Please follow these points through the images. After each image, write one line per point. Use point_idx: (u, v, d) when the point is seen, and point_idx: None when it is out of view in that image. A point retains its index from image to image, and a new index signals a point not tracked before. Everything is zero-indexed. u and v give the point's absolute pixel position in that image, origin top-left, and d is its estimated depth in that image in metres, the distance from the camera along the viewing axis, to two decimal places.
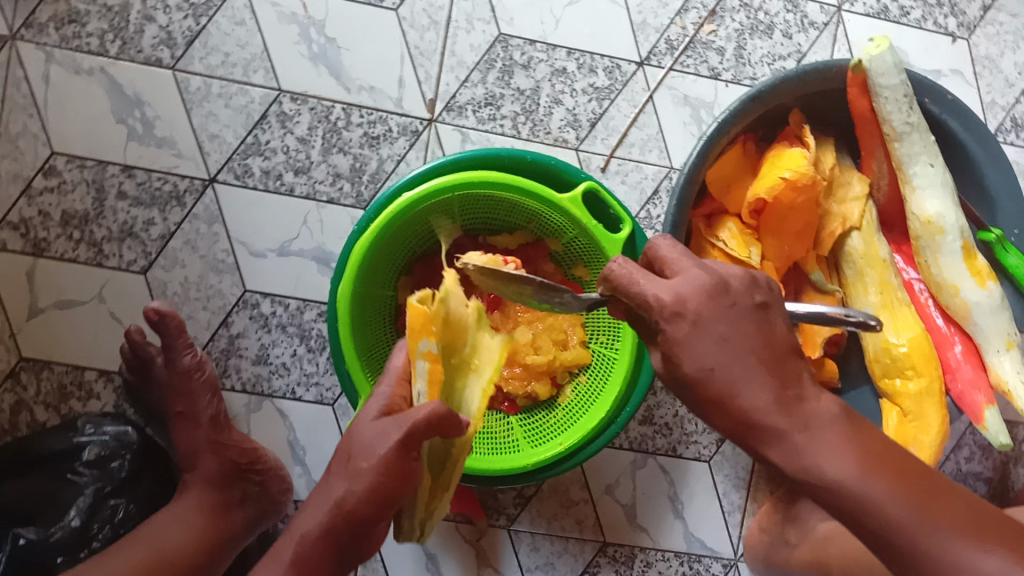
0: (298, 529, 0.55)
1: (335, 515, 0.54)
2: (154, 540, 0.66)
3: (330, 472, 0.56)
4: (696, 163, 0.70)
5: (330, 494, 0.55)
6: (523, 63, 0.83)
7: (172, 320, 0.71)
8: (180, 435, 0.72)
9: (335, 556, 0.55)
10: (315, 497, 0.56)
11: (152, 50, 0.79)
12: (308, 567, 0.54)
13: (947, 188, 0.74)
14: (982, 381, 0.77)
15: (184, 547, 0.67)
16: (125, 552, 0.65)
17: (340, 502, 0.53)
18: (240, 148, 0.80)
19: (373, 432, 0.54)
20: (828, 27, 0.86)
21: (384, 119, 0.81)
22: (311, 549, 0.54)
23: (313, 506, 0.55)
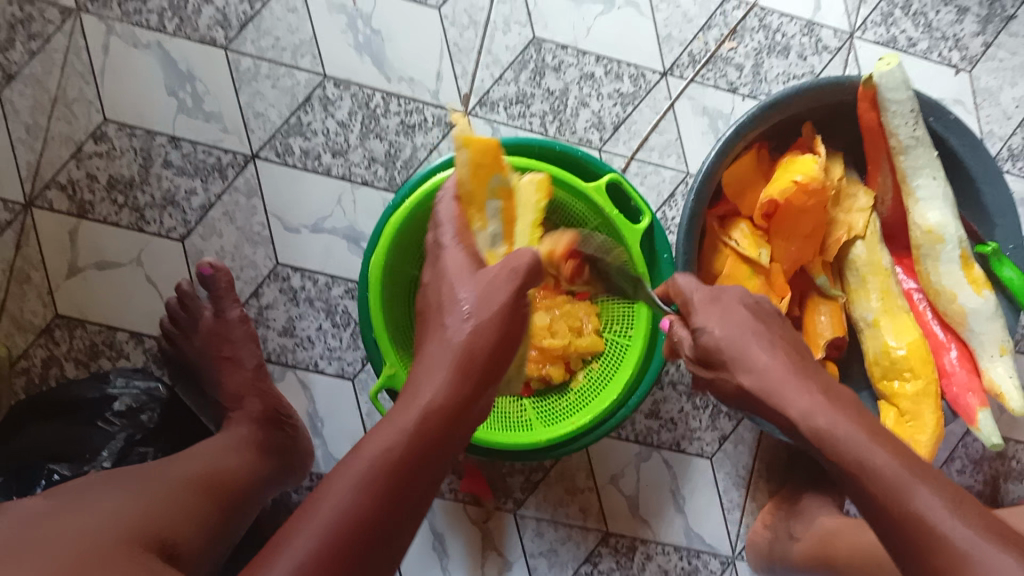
0: (417, 397, 0.48)
1: (463, 370, 0.49)
2: (214, 459, 0.67)
3: (432, 340, 0.51)
4: (714, 163, 0.76)
5: (449, 347, 0.50)
6: (555, 65, 0.88)
7: (224, 275, 0.77)
8: (223, 379, 0.76)
9: (457, 427, 0.49)
10: (427, 354, 0.51)
11: (207, 30, 0.84)
12: (432, 438, 0.47)
13: (948, 200, 0.79)
14: (977, 385, 0.81)
15: (240, 470, 0.68)
16: (184, 462, 0.65)
17: (469, 354, 0.50)
18: (283, 128, 0.84)
19: (481, 285, 0.51)
20: (840, 52, 0.91)
21: (420, 110, 0.86)
22: (438, 417, 0.48)
23: (428, 367, 0.50)
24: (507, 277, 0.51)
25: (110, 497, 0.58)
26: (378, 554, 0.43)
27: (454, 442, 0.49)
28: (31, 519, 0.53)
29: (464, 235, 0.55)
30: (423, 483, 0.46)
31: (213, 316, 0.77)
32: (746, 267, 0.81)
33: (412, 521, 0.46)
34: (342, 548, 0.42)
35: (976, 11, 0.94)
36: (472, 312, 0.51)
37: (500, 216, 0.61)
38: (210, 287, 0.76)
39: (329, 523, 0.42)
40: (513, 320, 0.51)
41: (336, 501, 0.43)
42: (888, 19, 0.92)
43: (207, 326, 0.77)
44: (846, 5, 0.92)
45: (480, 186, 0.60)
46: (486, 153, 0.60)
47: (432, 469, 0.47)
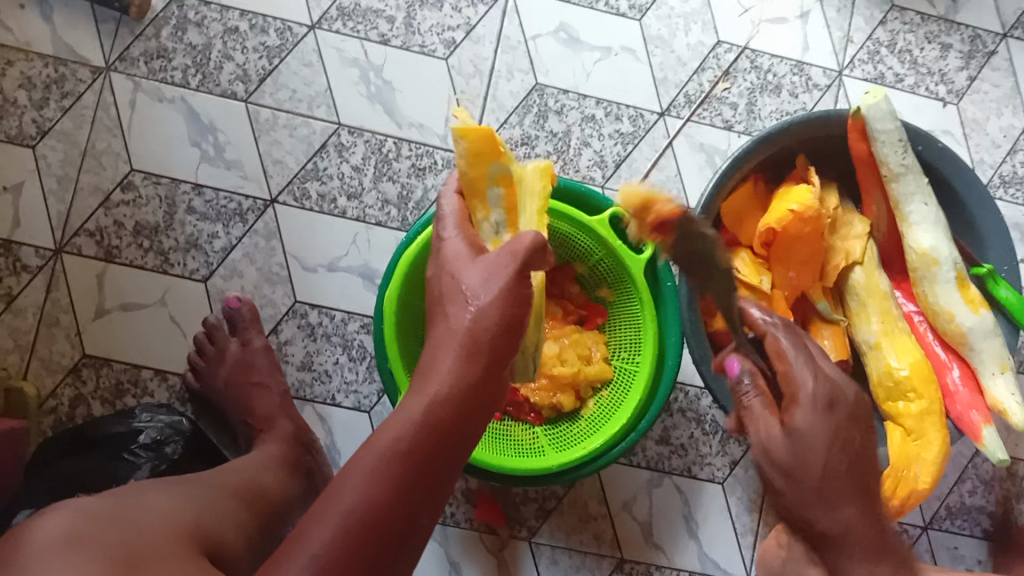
0: (426, 389, 0.54)
1: (469, 356, 0.54)
2: (253, 474, 0.71)
3: (441, 326, 0.57)
4: (711, 196, 0.80)
5: (453, 335, 0.56)
6: (557, 109, 0.92)
7: (247, 307, 0.83)
8: (255, 404, 0.81)
9: (466, 415, 0.53)
10: (436, 345, 0.56)
11: (229, 84, 0.89)
12: (440, 426, 0.52)
13: (940, 224, 0.82)
14: (980, 403, 0.82)
15: (273, 483, 0.72)
16: (223, 473, 0.70)
17: (472, 338, 0.55)
18: (300, 173, 0.88)
19: (481, 275, 0.57)
20: (830, 89, 0.96)
21: (430, 153, 0.90)
22: (445, 407, 0.52)
23: (438, 356, 0.55)
24: (506, 262, 0.56)
25: (173, 491, 0.62)
26: (390, 543, 0.48)
27: (465, 433, 0.54)
28: (96, 513, 0.55)
29: (463, 227, 0.63)
30: (433, 476, 0.51)
31: (239, 347, 0.82)
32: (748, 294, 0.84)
33: (425, 511, 0.50)
34: (353, 539, 0.46)
35: (959, 47, 0.98)
36: (473, 303, 0.56)
37: (502, 204, 0.67)
38: (235, 319, 0.83)
39: (343, 515, 0.47)
40: (513, 305, 0.56)
41: (349, 497, 0.48)
42: (875, 57, 0.97)
43: (233, 355, 0.82)
44: (833, 45, 0.96)
45: (480, 176, 0.66)
46: (481, 142, 0.65)
47: (444, 459, 0.52)
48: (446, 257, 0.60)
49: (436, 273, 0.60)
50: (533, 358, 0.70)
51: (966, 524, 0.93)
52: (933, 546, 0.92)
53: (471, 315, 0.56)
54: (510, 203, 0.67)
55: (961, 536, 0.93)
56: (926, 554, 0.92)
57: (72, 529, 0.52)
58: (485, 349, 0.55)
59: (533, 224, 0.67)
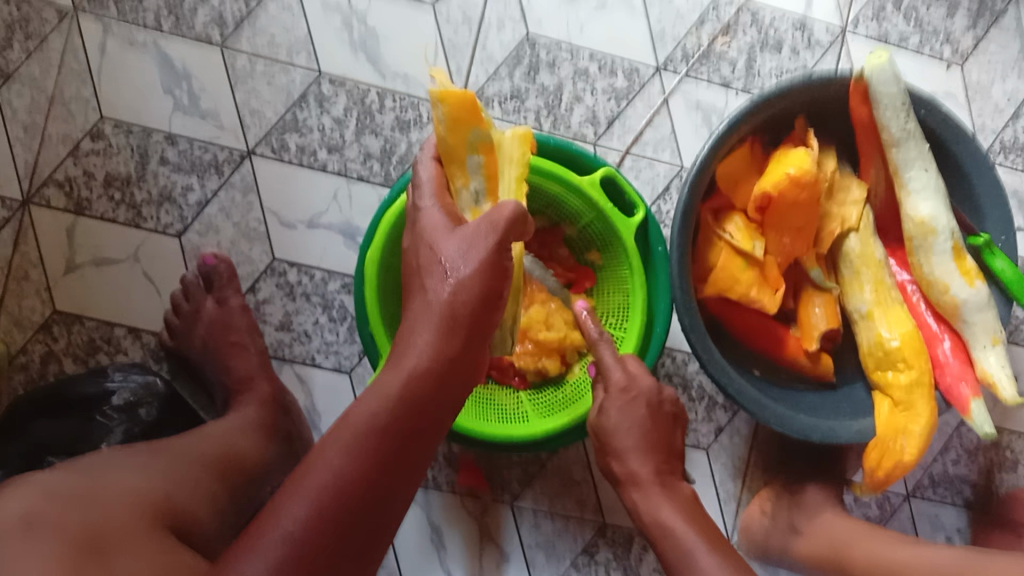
0: (404, 364, 0.53)
1: (449, 330, 0.54)
2: (225, 439, 0.70)
3: (421, 296, 0.56)
4: (707, 157, 0.77)
5: (431, 308, 0.54)
6: (549, 62, 0.89)
7: (223, 263, 0.81)
8: (233, 365, 0.78)
9: (444, 389, 0.53)
10: (414, 319, 0.55)
11: (203, 28, 0.85)
12: (416, 402, 0.52)
13: (940, 193, 0.80)
14: (969, 375, 0.81)
15: (251, 451, 0.70)
16: (200, 441, 0.68)
17: (450, 311, 0.54)
18: (279, 124, 0.85)
19: (459, 245, 0.55)
20: (832, 47, 0.92)
21: (416, 106, 0.86)
22: (422, 383, 0.52)
23: (416, 329, 0.54)
24: (483, 233, 0.54)
25: (143, 466, 0.61)
26: (370, 518, 0.48)
27: (441, 409, 0.53)
28: (64, 495, 0.53)
29: (441, 195, 0.61)
30: (414, 448, 0.51)
31: (214, 305, 0.80)
32: (741, 260, 0.82)
33: (406, 483, 0.50)
34: (325, 514, 0.45)
35: (967, 5, 0.95)
36: (452, 275, 0.54)
37: (481, 172, 0.64)
38: (211, 277, 0.81)
39: (317, 490, 0.46)
40: (493, 275, 0.54)
41: (321, 473, 0.47)
42: (880, 14, 0.93)
43: (209, 314, 0.79)
44: (838, 0, 0.93)
45: (459, 142, 0.63)
46: (462, 106, 0.61)
47: (421, 433, 0.51)
48: (422, 226, 0.59)
49: (413, 245, 0.59)
50: (511, 330, 0.67)
51: (948, 492, 0.93)
52: (914, 514, 0.92)
53: (447, 287, 0.54)
54: (490, 170, 0.64)
55: (942, 504, 0.93)
56: (906, 523, 0.92)
57: (28, 513, 0.50)
58: (464, 322, 0.54)
59: (511, 192, 0.64)
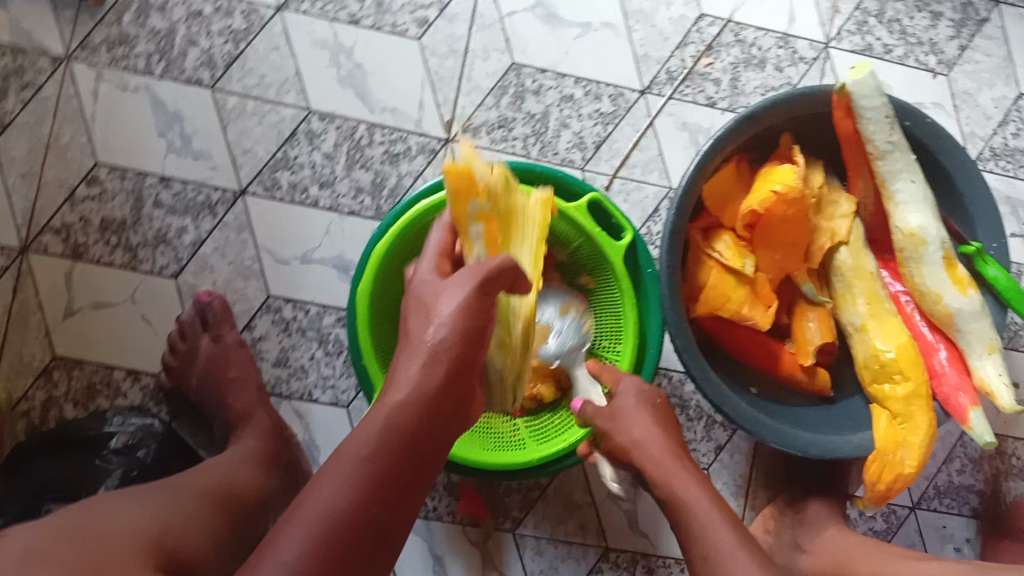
0: (392, 400, 0.54)
1: (436, 364, 0.55)
2: (223, 473, 0.70)
3: (410, 337, 0.57)
4: (693, 177, 0.77)
5: (419, 346, 0.56)
6: (534, 89, 0.89)
7: (217, 301, 0.82)
8: (230, 402, 0.79)
9: (434, 422, 0.54)
10: (401, 357, 0.57)
11: (194, 71, 0.86)
12: (407, 434, 0.53)
13: (928, 203, 0.80)
14: (967, 385, 0.80)
15: (249, 486, 0.71)
16: (200, 476, 0.69)
17: (438, 347, 0.55)
18: (270, 162, 0.86)
19: (449, 289, 0.58)
20: (816, 62, 0.93)
21: (404, 138, 0.87)
22: (412, 416, 0.53)
23: (405, 365, 0.56)
24: (467, 279, 0.57)
25: (146, 501, 0.62)
26: (369, 547, 0.48)
27: (434, 443, 0.54)
28: (67, 533, 0.53)
29: (441, 260, 0.64)
30: (405, 482, 0.51)
31: (210, 343, 0.80)
32: (731, 278, 0.82)
33: (404, 515, 0.51)
34: (326, 544, 0.46)
35: (950, 15, 0.95)
36: (440, 313, 0.57)
37: (483, 240, 0.67)
38: (206, 315, 0.81)
39: (317, 521, 0.47)
40: (477, 312, 0.57)
41: (321, 506, 0.47)
42: (863, 27, 0.94)
43: (206, 352, 0.80)
44: (820, 16, 0.93)
45: (461, 212, 0.66)
46: (461, 180, 0.65)
47: (416, 464, 0.52)
48: (415, 286, 0.61)
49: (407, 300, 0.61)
50: (512, 385, 0.72)
51: (954, 502, 0.92)
52: (921, 525, 0.91)
53: (434, 326, 0.56)
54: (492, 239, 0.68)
55: (950, 514, 0.92)
56: (913, 534, 0.91)
57: (32, 553, 0.50)
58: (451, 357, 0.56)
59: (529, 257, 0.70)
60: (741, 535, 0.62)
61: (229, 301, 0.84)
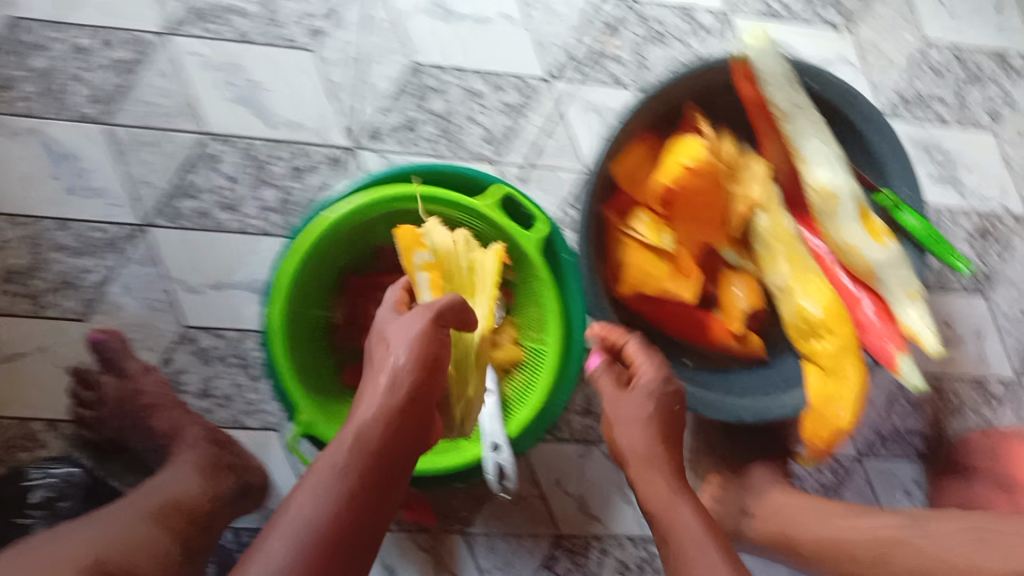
0: (356, 420, 0.62)
1: (392, 389, 0.63)
2: (163, 490, 0.70)
3: (372, 369, 0.66)
4: (604, 159, 0.77)
5: (378, 378, 0.64)
6: (438, 87, 0.88)
7: (116, 339, 0.79)
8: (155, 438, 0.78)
9: (397, 436, 0.61)
10: (366, 387, 0.65)
11: (82, 107, 0.84)
12: (372, 449, 0.59)
13: (838, 158, 0.79)
14: (893, 333, 0.80)
15: (197, 497, 0.71)
16: (139, 498, 0.68)
17: (394, 373, 0.63)
18: (171, 191, 0.84)
19: (403, 324, 0.66)
20: (720, 32, 0.92)
21: (307, 151, 0.85)
22: (376, 431, 0.60)
23: (368, 392, 0.64)
24: (421, 314, 0.66)
25: (79, 530, 0.62)
26: (346, 550, 0.55)
27: (399, 455, 0.61)
28: None
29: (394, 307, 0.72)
30: (377, 488, 0.58)
31: (116, 381, 0.79)
32: (652, 256, 0.82)
33: (381, 518, 0.59)
34: (308, 543, 0.53)
35: None
36: (393, 348, 0.65)
37: (430, 290, 0.76)
38: (107, 352, 0.79)
39: (297, 526, 0.54)
40: (428, 343, 0.65)
41: (299, 515, 0.55)
42: None
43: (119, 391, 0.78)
44: None
45: (411, 267, 0.76)
46: (409, 238, 0.76)
47: (384, 472, 0.59)
48: (376, 322, 0.70)
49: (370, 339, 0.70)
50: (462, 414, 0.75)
51: (899, 448, 0.92)
52: (869, 473, 0.91)
53: (390, 359, 0.64)
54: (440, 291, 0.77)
55: (895, 460, 0.92)
56: (862, 483, 0.91)
57: None
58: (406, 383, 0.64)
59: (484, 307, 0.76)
60: (676, 487, 0.73)
61: (145, 337, 0.82)
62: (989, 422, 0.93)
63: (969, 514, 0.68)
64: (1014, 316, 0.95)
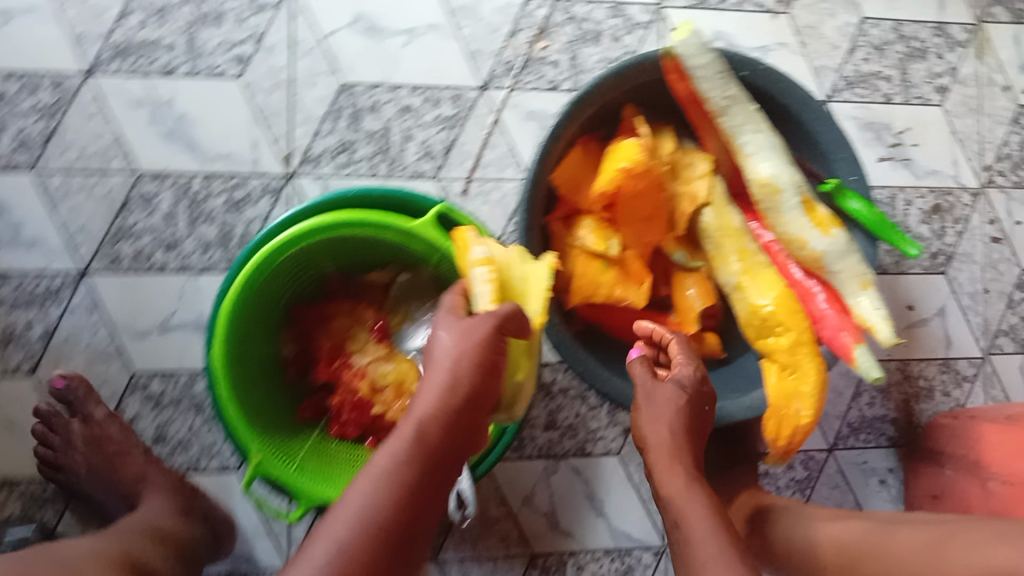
0: (413, 414, 0.60)
1: (451, 392, 0.61)
2: (143, 522, 0.71)
3: (432, 359, 0.63)
4: (539, 169, 0.75)
5: (435, 375, 0.62)
6: (370, 106, 0.86)
7: (78, 384, 0.77)
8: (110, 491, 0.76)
9: (454, 439, 0.60)
10: (425, 379, 0.63)
11: (9, 157, 0.82)
12: (431, 451, 0.58)
13: (777, 150, 0.78)
14: (848, 323, 0.79)
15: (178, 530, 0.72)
16: (124, 529, 0.69)
17: (454, 375, 0.61)
18: (108, 235, 0.82)
19: (462, 327, 0.63)
20: (652, 25, 0.91)
21: (244, 183, 0.83)
22: (433, 431, 0.59)
23: (426, 385, 0.62)
24: (485, 319, 0.63)
25: (75, 549, 0.62)
26: (399, 548, 0.54)
27: (453, 456, 0.60)
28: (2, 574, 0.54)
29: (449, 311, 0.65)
30: (430, 491, 0.57)
31: (81, 424, 0.76)
32: (598, 262, 0.80)
33: (430, 521, 0.58)
34: (362, 542, 0.53)
35: None
36: (454, 348, 0.62)
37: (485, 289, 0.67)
38: (68, 399, 0.77)
39: (352, 522, 0.53)
40: (489, 351, 0.62)
41: (351, 512, 0.54)
42: None
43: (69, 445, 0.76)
44: None
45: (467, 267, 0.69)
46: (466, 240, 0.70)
47: (439, 476, 0.58)
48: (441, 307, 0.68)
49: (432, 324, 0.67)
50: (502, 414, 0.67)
51: (871, 436, 0.92)
52: (842, 467, 0.91)
53: (448, 357, 0.62)
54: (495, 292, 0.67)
55: (867, 449, 0.92)
56: (835, 476, 0.91)
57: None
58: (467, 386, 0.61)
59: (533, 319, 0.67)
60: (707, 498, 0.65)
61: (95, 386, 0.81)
62: (958, 403, 0.93)
63: (933, 520, 0.66)
64: (974, 291, 0.95)
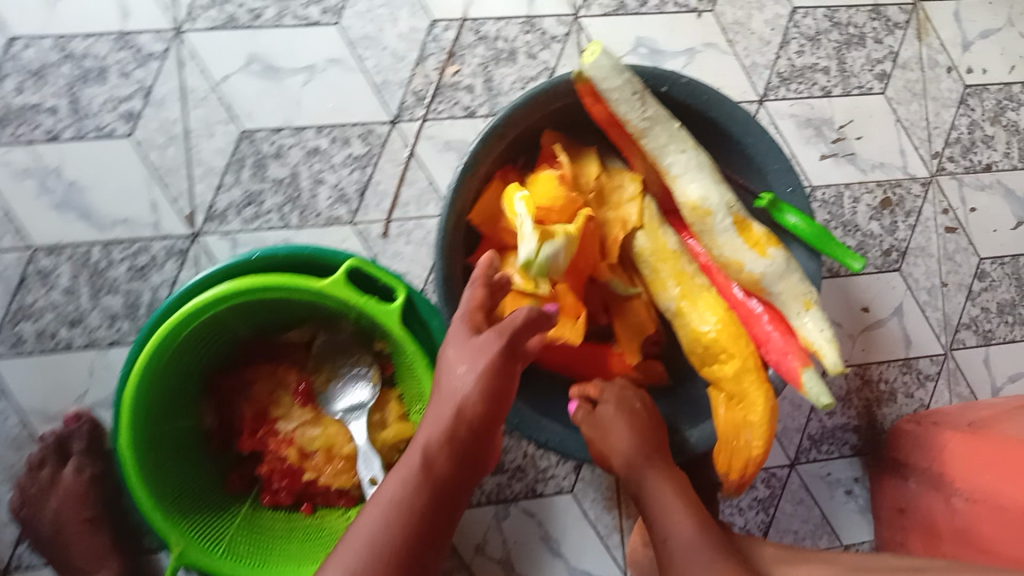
0: (418, 440, 0.56)
1: (457, 422, 0.54)
2: None
3: (439, 381, 0.57)
4: (450, 214, 0.69)
5: (444, 400, 0.56)
6: (274, 152, 0.81)
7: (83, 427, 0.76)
8: None
9: (462, 472, 0.55)
10: (432, 404, 0.57)
11: None
12: (439, 486, 0.54)
13: (705, 169, 0.73)
14: (794, 346, 0.74)
15: None
16: None
17: (461, 400, 0.54)
18: (7, 317, 0.77)
19: (473, 348, 0.56)
20: (569, 37, 0.86)
21: (147, 247, 0.79)
22: (441, 462, 0.54)
23: (432, 409, 0.56)
24: (495, 338, 0.56)
25: None
26: None
27: (460, 487, 0.56)
28: None
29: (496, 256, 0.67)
30: (435, 526, 0.53)
31: (73, 474, 0.75)
32: None
33: (438, 553, 0.54)
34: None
35: None
36: (463, 370, 0.55)
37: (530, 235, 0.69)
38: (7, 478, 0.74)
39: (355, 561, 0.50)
40: (498, 377, 0.55)
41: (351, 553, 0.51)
42: None
43: None
44: None
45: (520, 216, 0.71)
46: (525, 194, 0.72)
47: (446, 509, 0.54)
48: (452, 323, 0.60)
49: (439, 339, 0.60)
50: None
51: (834, 447, 0.88)
52: (805, 480, 0.87)
53: (454, 385, 0.55)
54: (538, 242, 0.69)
55: (831, 460, 0.88)
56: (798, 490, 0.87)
57: None
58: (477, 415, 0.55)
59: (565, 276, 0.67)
60: (702, 529, 0.60)
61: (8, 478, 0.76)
62: (922, 404, 0.89)
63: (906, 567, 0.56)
64: (931, 286, 0.90)
